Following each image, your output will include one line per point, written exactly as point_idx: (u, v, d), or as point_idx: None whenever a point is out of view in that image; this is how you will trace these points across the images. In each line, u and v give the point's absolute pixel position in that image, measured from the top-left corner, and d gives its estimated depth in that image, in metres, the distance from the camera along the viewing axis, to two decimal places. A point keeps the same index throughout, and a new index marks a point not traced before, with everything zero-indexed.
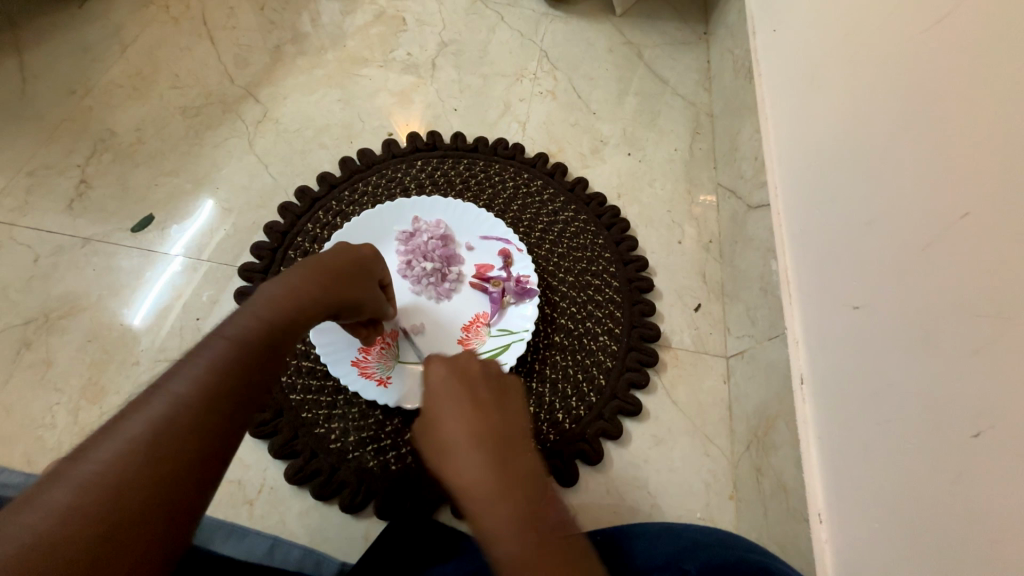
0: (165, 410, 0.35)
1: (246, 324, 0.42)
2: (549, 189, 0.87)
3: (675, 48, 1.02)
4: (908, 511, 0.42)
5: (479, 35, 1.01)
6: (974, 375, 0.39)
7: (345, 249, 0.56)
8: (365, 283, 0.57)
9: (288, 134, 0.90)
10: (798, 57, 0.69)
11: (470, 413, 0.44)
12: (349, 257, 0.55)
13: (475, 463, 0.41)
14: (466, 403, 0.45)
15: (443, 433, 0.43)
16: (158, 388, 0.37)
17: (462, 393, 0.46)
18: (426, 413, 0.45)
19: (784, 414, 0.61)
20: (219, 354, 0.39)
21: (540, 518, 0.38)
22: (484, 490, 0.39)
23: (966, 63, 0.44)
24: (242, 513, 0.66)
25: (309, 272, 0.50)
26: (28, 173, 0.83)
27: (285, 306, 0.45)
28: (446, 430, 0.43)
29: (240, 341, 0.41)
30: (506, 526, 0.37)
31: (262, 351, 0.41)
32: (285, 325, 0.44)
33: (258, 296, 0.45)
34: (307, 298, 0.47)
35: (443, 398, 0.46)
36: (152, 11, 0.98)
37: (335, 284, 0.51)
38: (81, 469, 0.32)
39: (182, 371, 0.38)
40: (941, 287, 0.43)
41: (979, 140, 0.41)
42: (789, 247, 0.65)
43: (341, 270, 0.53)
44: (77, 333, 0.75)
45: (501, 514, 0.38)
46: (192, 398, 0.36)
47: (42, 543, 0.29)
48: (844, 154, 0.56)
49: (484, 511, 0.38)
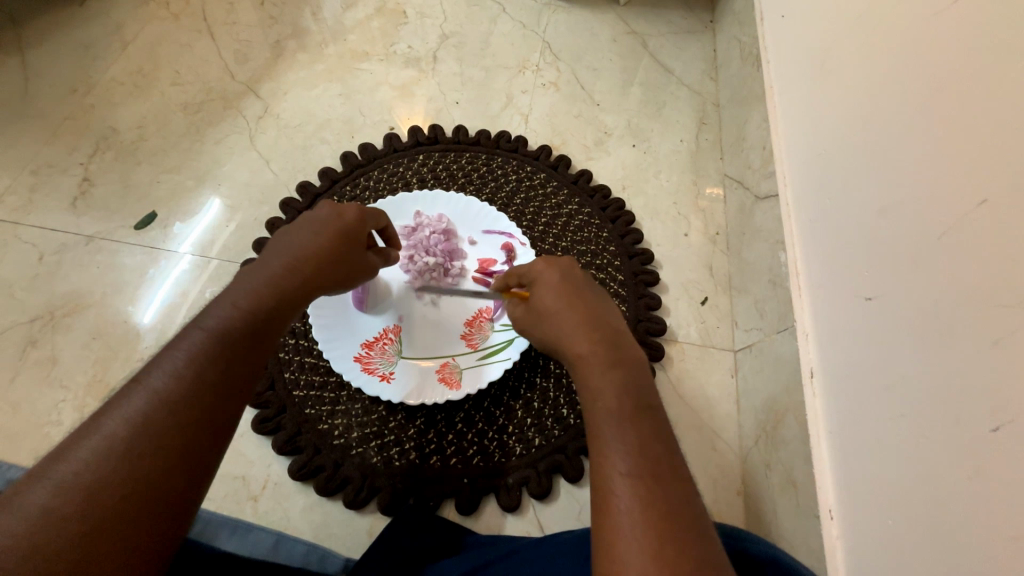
0: (142, 407, 0.35)
1: (226, 315, 0.41)
2: (552, 181, 0.86)
3: (680, 37, 1.01)
4: (926, 507, 0.41)
5: (480, 27, 1.00)
6: (995, 366, 0.37)
7: (324, 216, 0.53)
8: (350, 259, 0.53)
9: (289, 129, 0.90)
10: (807, 43, 0.67)
11: (581, 312, 0.48)
12: (330, 228, 0.52)
13: (586, 341, 0.46)
14: (579, 298, 0.50)
15: (560, 318, 0.48)
16: (134, 385, 0.36)
17: (569, 294, 0.50)
18: (541, 302, 0.51)
19: (793, 408, 0.60)
20: (196, 348, 0.39)
21: (646, 387, 0.42)
22: (593, 360, 0.44)
23: (985, 44, 0.42)
24: (247, 509, 0.66)
25: (290, 258, 0.48)
26: (31, 172, 0.84)
27: (262, 295, 0.44)
28: (561, 316, 0.48)
29: (219, 333, 0.40)
30: (614, 387, 0.41)
31: (243, 342, 0.41)
32: (266, 315, 0.43)
33: (239, 288, 0.44)
34: (288, 286, 0.46)
35: (558, 291, 0.51)
36: (151, 7, 0.98)
37: (318, 268, 0.49)
38: (60, 469, 0.32)
39: (160, 367, 0.37)
40: (957, 277, 0.41)
41: (997, 119, 0.40)
42: (799, 238, 0.63)
43: (323, 253, 0.50)
44: (82, 330, 0.75)
45: (611, 377, 0.42)
46: (171, 395, 0.36)
47: (20, 547, 0.29)
48: (855, 141, 0.55)
49: (594, 374, 0.43)
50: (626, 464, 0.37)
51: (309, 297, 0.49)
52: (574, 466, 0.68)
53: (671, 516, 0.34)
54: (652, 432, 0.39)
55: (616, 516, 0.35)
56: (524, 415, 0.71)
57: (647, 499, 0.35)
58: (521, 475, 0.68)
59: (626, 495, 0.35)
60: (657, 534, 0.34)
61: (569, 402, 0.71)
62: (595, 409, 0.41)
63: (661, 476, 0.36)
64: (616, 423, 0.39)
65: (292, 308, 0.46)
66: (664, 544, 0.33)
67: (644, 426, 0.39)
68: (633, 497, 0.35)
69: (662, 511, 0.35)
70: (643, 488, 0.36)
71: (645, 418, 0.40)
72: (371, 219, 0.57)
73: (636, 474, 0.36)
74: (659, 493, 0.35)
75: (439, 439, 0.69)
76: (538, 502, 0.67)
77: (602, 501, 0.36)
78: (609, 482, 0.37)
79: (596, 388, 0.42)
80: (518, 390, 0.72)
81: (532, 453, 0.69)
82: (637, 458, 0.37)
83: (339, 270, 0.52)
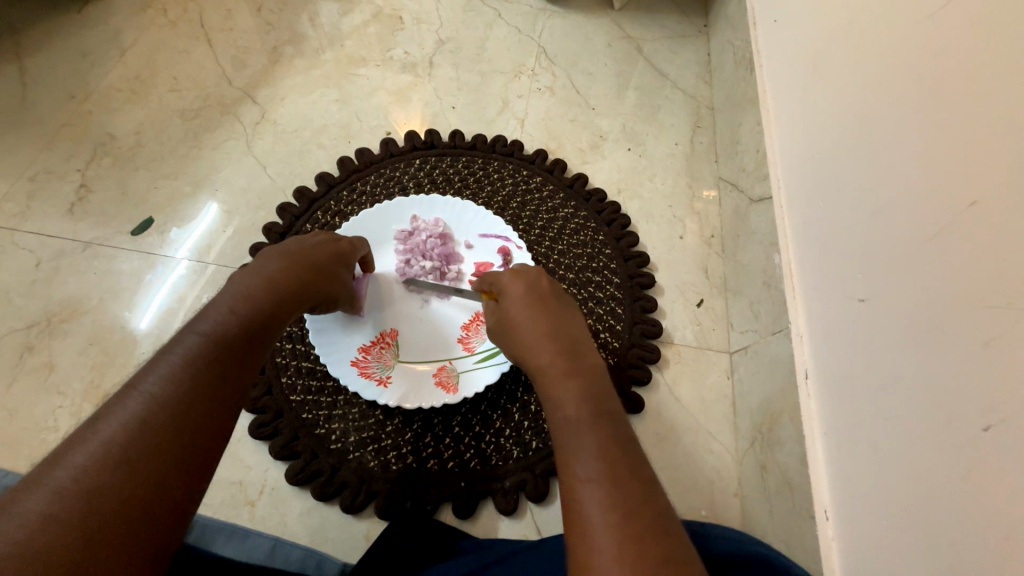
0: (138, 410, 0.36)
1: (221, 320, 0.43)
2: (548, 185, 0.86)
3: (674, 41, 1.01)
4: (921, 507, 0.41)
5: (477, 32, 1.01)
6: (985, 368, 0.38)
7: (323, 239, 0.60)
8: (336, 270, 0.59)
9: (287, 135, 0.90)
10: (800, 47, 0.68)
11: (544, 323, 0.50)
12: (327, 249, 0.59)
13: (548, 351, 0.47)
14: (546, 307, 0.52)
15: (524, 331, 0.50)
16: (130, 389, 0.37)
17: (535, 304, 0.52)
18: (508, 314, 0.53)
19: (788, 410, 0.60)
20: (191, 351, 0.40)
21: (607, 394, 0.44)
22: (553, 371, 0.46)
23: (976, 48, 0.42)
24: (243, 514, 0.66)
25: (287, 264, 0.52)
26: (29, 178, 0.84)
27: (256, 299, 0.47)
28: (525, 326, 0.50)
29: (214, 337, 0.42)
30: (575, 395, 0.43)
31: (239, 346, 0.43)
32: (259, 322, 0.45)
33: (234, 291, 0.47)
34: (284, 284, 0.50)
35: (528, 300, 0.53)
36: (149, 14, 0.98)
37: (313, 273, 0.54)
38: (56, 475, 0.32)
39: (154, 371, 0.38)
40: (949, 279, 0.42)
41: (985, 123, 0.40)
42: (793, 240, 0.64)
43: (315, 263, 0.55)
44: (79, 336, 0.75)
45: (571, 385, 0.44)
46: (167, 396, 0.37)
47: (17, 554, 0.29)
48: (850, 144, 0.55)
49: (554, 384, 0.44)
50: (588, 469, 0.37)
51: (304, 298, 0.52)
52: None
53: (633, 516, 0.34)
54: (614, 435, 0.40)
55: (581, 521, 0.35)
56: (521, 418, 0.71)
57: (609, 501, 0.35)
58: (518, 478, 0.68)
59: (591, 499, 0.36)
60: (620, 534, 0.34)
61: None
62: (556, 420, 0.42)
63: (624, 479, 0.37)
64: (576, 431, 0.40)
65: (289, 311, 0.49)
66: (626, 544, 0.33)
67: (608, 430, 0.40)
68: (598, 498, 0.36)
69: (624, 511, 0.35)
70: (606, 490, 0.36)
71: (608, 421, 0.41)
72: (360, 247, 0.65)
73: (598, 478, 0.37)
74: (619, 495, 0.36)
75: (436, 442, 0.69)
76: (535, 506, 0.67)
77: (570, 509, 0.37)
78: (574, 489, 0.37)
79: (556, 398, 0.44)
80: (515, 393, 0.72)
81: (529, 457, 0.69)
82: (598, 461, 0.38)
83: (330, 277, 0.57)
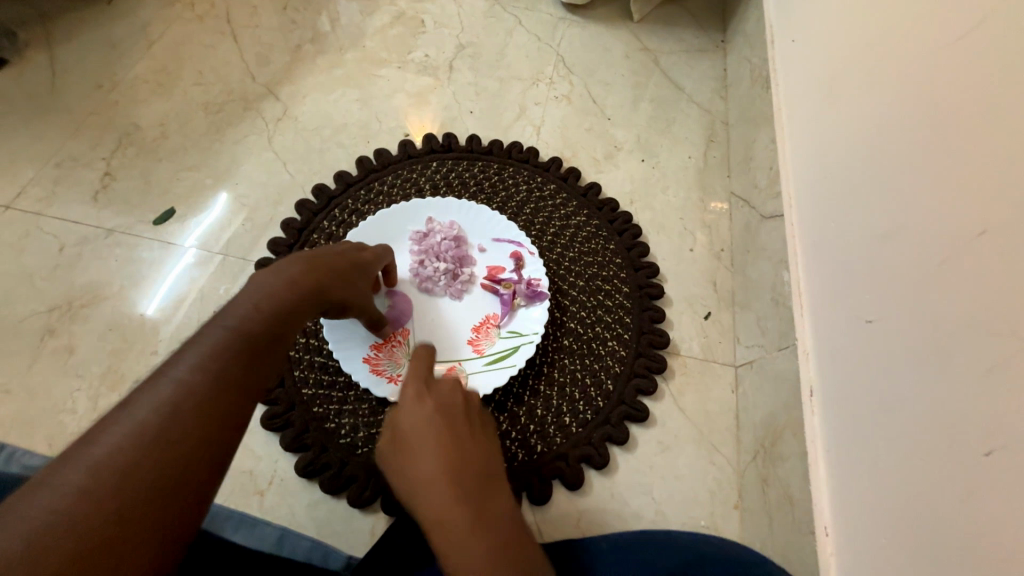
0: (170, 395, 0.37)
1: (247, 315, 0.45)
2: (561, 193, 0.87)
3: (691, 55, 1.03)
4: (920, 526, 0.42)
5: (497, 38, 1.02)
6: (989, 392, 0.39)
7: (348, 248, 0.62)
8: (353, 275, 0.60)
9: (307, 132, 0.92)
10: (816, 69, 0.69)
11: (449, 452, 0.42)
12: (348, 256, 0.60)
13: (449, 495, 0.40)
14: (450, 433, 0.44)
15: (422, 462, 0.42)
16: (162, 375, 0.38)
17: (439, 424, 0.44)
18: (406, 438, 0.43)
19: (792, 426, 0.61)
20: (219, 343, 0.41)
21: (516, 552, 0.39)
22: (457, 525, 0.39)
23: (989, 81, 0.43)
24: (253, 504, 0.67)
25: (308, 266, 0.54)
26: (55, 165, 0.86)
27: (280, 296, 0.48)
28: (425, 463, 0.41)
29: (240, 332, 0.43)
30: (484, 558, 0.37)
31: (264, 340, 0.44)
32: (283, 317, 0.47)
33: (260, 287, 0.48)
34: (307, 284, 0.51)
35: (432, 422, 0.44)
36: (177, 9, 1.00)
37: (332, 277, 0.56)
38: (93, 452, 0.34)
39: (184, 360, 0.40)
40: (956, 304, 0.43)
41: (993, 156, 0.42)
42: (802, 259, 0.65)
43: (335, 268, 0.57)
44: (99, 321, 0.76)
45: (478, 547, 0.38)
46: (196, 384, 0.38)
47: (61, 526, 0.30)
48: (862, 167, 0.56)
49: (457, 539, 0.38)
50: None
51: (323, 298, 0.54)
52: (575, 474, 0.70)
53: None
54: None
55: None
56: (527, 421, 0.72)
57: None
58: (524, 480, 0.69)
59: None
60: None
61: (571, 411, 0.73)
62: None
63: None
64: None
65: (309, 309, 0.51)
66: None
67: None
68: None
69: None
70: None
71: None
72: (381, 256, 0.67)
73: None
74: None
75: None
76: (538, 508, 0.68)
77: None
78: None
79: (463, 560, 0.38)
80: (521, 397, 0.73)
81: (535, 460, 0.70)
82: None
83: (348, 283, 0.59)
